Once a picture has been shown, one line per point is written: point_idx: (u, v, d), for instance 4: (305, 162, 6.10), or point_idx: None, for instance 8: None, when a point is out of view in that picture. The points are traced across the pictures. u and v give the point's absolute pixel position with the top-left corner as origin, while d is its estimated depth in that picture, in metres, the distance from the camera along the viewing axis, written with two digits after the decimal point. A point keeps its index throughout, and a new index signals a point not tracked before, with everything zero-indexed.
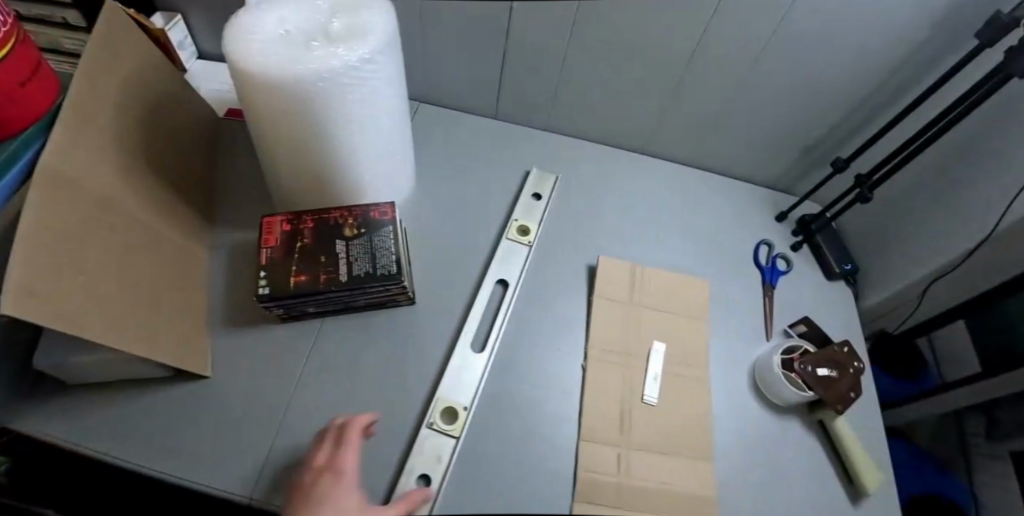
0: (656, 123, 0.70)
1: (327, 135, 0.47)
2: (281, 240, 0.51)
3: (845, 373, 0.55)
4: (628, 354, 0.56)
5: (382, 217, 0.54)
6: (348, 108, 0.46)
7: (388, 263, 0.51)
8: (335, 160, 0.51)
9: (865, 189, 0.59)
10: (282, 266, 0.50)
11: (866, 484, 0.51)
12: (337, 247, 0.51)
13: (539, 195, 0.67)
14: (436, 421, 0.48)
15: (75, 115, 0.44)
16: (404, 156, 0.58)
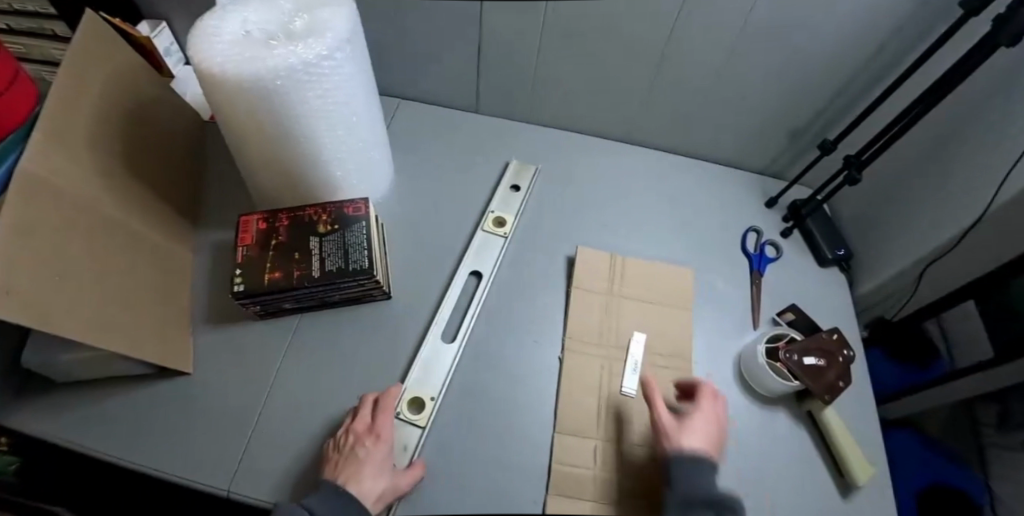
0: (639, 112, 0.69)
1: (292, 134, 0.48)
2: (256, 238, 0.52)
3: (834, 362, 0.53)
4: (607, 346, 0.55)
5: (356, 212, 0.54)
6: (310, 105, 0.46)
7: (362, 258, 0.51)
8: (304, 159, 0.51)
9: (853, 170, 0.57)
10: (257, 264, 0.51)
11: (856, 477, 0.49)
12: (311, 243, 0.52)
13: (517, 187, 0.67)
14: (402, 412, 0.49)
15: (53, 119, 0.45)
16: (377, 155, 0.59)
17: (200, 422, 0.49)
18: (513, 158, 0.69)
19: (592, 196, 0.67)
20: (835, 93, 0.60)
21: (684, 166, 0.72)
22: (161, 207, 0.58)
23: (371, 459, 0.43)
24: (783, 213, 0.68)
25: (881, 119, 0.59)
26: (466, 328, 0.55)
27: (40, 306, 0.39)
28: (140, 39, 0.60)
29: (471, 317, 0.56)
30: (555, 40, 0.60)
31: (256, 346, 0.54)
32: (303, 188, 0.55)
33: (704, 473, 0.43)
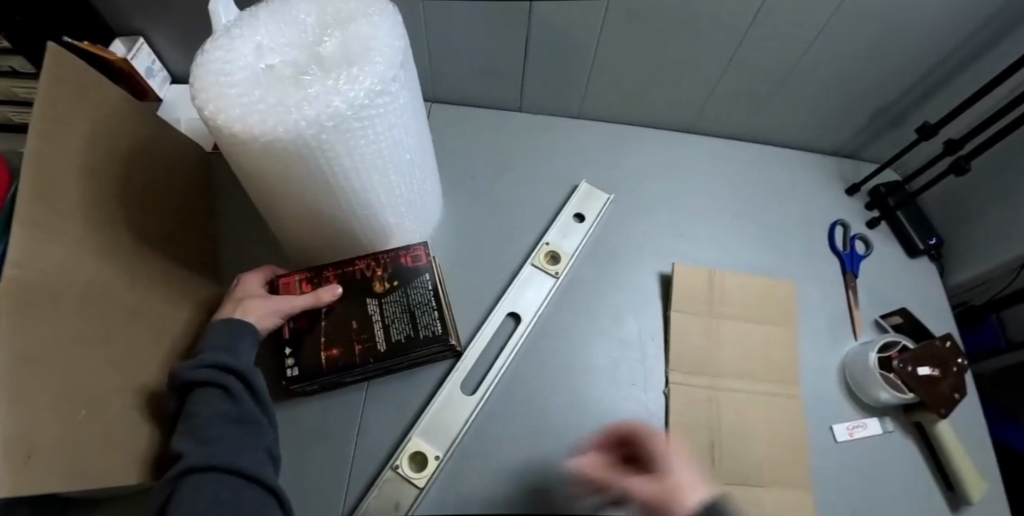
0: (704, 100, 0.60)
1: (339, 187, 0.39)
2: (304, 309, 0.45)
3: (948, 372, 0.49)
4: (714, 374, 0.50)
5: (414, 261, 0.46)
6: (360, 150, 0.37)
7: (430, 321, 0.44)
8: (352, 210, 0.42)
9: (961, 160, 0.51)
10: (307, 340, 0.44)
11: (970, 493, 0.48)
12: (366, 306, 0.44)
13: (582, 216, 0.57)
14: (402, 466, 0.44)
15: (33, 196, 0.35)
16: (429, 186, 0.50)
17: None
18: (584, 181, 0.59)
19: (663, 201, 0.60)
20: (933, 67, 0.53)
21: (756, 158, 0.65)
22: (180, 273, 0.49)
23: (241, 287, 0.45)
24: (866, 200, 0.63)
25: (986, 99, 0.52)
26: (497, 371, 0.49)
27: (65, 454, 0.32)
28: (116, 62, 0.53)
29: (555, 365, 0.50)
30: (612, 33, 0.50)
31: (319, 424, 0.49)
32: (348, 240, 0.47)
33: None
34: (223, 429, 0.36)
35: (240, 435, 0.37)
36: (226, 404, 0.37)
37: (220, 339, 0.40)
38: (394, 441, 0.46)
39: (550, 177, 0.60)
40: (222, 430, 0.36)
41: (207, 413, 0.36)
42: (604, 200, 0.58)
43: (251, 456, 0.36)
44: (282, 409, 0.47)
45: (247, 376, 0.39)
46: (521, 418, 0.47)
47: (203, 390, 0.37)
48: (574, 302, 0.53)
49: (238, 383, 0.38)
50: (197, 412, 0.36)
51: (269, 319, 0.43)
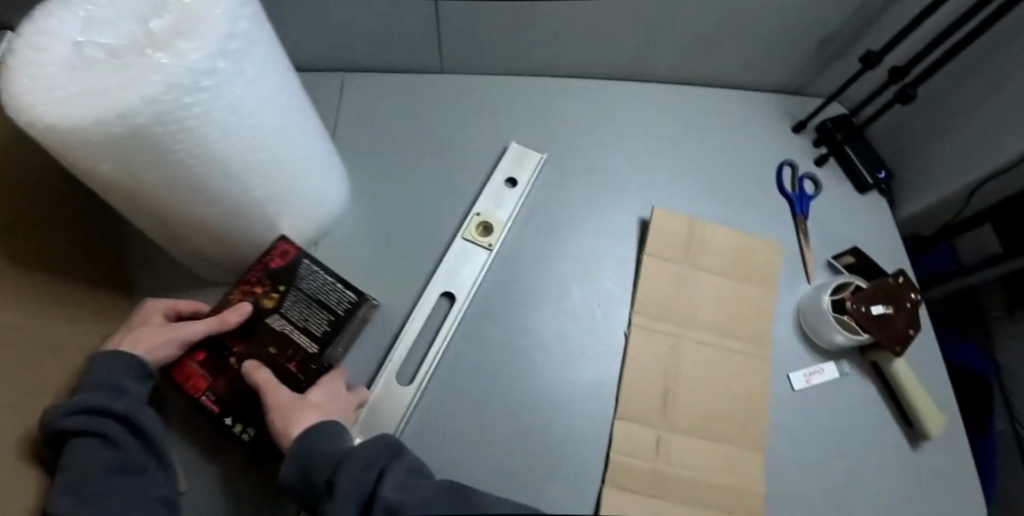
0: (640, 43, 0.55)
1: (207, 181, 0.31)
2: (208, 371, 0.36)
3: (901, 308, 0.48)
4: (679, 321, 0.48)
5: (287, 259, 0.38)
6: (226, 135, 0.29)
7: (339, 300, 0.39)
8: (231, 202, 0.35)
9: (908, 87, 0.48)
10: (233, 390, 0.36)
11: (927, 429, 0.47)
12: (269, 327, 0.37)
13: (514, 180, 0.53)
14: None
15: None
16: (323, 155, 0.42)
17: None
18: (514, 141, 0.55)
19: (602, 158, 0.56)
20: None
21: (699, 101, 0.61)
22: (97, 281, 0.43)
23: (139, 314, 0.36)
24: (814, 136, 0.59)
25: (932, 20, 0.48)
26: (433, 359, 0.45)
27: None
28: None
29: (498, 345, 0.46)
30: None
31: None
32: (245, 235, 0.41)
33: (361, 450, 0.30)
34: (104, 478, 0.31)
35: (130, 481, 0.32)
36: (111, 452, 0.32)
37: (101, 378, 0.33)
38: None
39: (478, 143, 0.55)
40: (109, 482, 0.31)
41: (86, 464, 0.31)
42: (535, 160, 0.53)
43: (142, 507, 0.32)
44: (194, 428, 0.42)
45: (131, 417, 0.33)
46: (461, 406, 0.44)
47: (78, 437, 0.31)
48: (511, 275, 0.49)
49: (121, 428, 0.33)
50: (74, 463, 0.31)
51: (164, 350, 0.35)
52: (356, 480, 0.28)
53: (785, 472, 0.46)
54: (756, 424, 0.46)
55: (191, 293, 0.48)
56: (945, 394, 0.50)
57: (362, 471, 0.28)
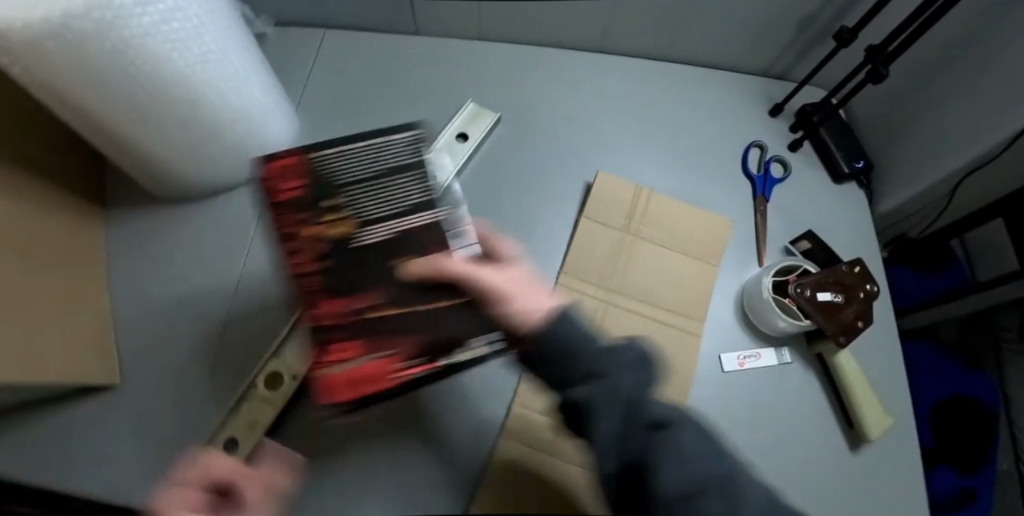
0: (610, 15, 0.55)
1: (134, 97, 0.38)
2: (355, 349, 0.27)
3: (853, 298, 0.45)
4: (608, 286, 0.47)
5: (296, 173, 0.31)
6: (139, 53, 0.35)
7: (404, 145, 0.34)
8: (158, 112, 0.40)
9: (879, 64, 0.45)
10: (401, 341, 0.27)
11: (869, 430, 0.44)
12: (366, 241, 0.30)
13: (466, 136, 0.54)
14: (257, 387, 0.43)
15: None
16: (262, 96, 0.48)
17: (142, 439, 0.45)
18: (472, 101, 0.56)
19: (564, 126, 0.57)
20: None
21: (673, 78, 0.60)
22: (76, 213, 0.49)
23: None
24: (791, 121, 0.57)
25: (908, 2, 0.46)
26: None
27: None
28: None
29: None
30: None
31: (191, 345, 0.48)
32: (183, 151, 0.46)
33: (575, 340, 0.28)
34: None
35: None
36: None
37: None
38: (257, 363, 0.46)
39: (443, 103, 0.57)
40: None
41: None
42: (490, 119, 0.55)
43: None
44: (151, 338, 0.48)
45: None
46: None
47: None
48: None
49: None
50: None
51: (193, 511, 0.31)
52: (631, 384, 0.28)
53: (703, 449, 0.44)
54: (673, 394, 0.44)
55: (163, 218, 0.54)
56: (897, 393, 0.47)
57: (633, 373, 0.28)
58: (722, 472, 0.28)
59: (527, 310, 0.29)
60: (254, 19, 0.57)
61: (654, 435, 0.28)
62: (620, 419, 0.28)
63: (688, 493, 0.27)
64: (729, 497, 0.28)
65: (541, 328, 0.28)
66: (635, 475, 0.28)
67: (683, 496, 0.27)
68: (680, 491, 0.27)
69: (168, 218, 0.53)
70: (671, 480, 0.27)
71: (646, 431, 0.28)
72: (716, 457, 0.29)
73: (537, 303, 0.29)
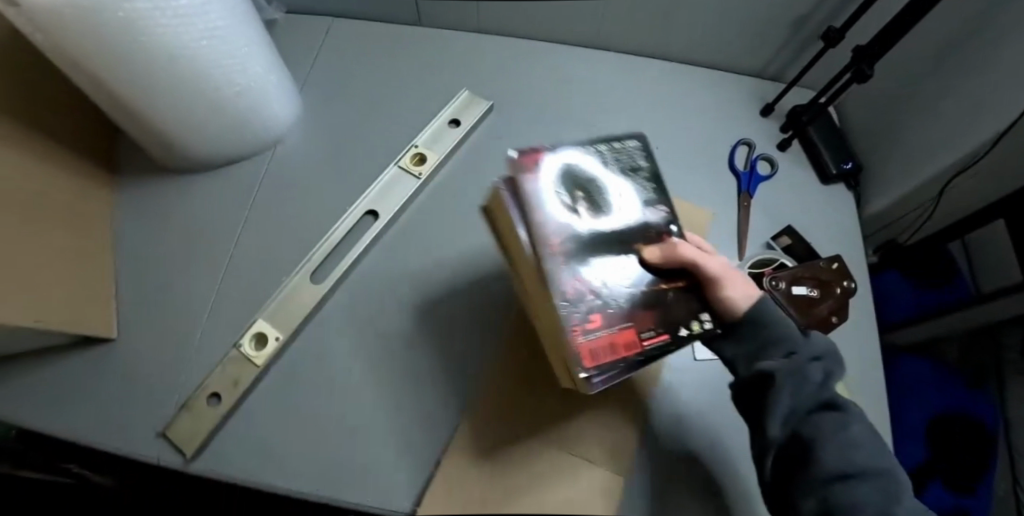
0: (604, 12, 0.57)
1: (148, 67, 0.41)
2: (610, 320, 0.28)
3: (827, 293, 0.46)
4: None
5: (545, 158, 0.31)
6: (150, 25, 0.38)
7: (629, 153, 0.36)
8: (167, 84, 0.43)
9: (863, 65, 0.46)
10: (660, 314, 0.30)
11: None
12: (608, 227, 0.31)
13: (459, 122, 0.57)
14: (243, 346, 0.47)
15: None
16: (265, 75, 0.51)
17: (132, 389, 0.47)
18: (466, 89, 0.59)
19: (555, 117, 0.58)
20: None
21: (667, 75, 0.61)
22: (81, 180, 0.53)
23: None
24: (782, 121, 0.58)
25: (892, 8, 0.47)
26: (344, 265, 0.50)
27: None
28: None
29: (410, 262, 0.51)
30: None
31: (184, 304, 0.51)
32: (189, 123, 0.49)
33: (766, 325, 0.34)
34: None
35: None
36: None
37: None
38: (245, 325, 0.49)
39: (440, 90, 0.59)
40: None
41: None
42: (483, 107, 0.57)
43: None
44: (151, 298, 0.52)
45: None
46: (363, 310, 0.49)
47: None
48: (437, 203, 0.53)
49: None
50: None
51: None
52: (814, 366, 0.35)
53: (660, 440, 0.45)
54: (629, 397, 0.45)
55: (168, 188, 0.57)
56: (869, 391, 0.47)
57: (816, 359, 0.36)
58: (880, 459, 0.36)
59: (734, 298, 0.33)
60: (265, 5, 0.60)
61: (845, 431, 0.35)
62: (819, 402, 0.36)
63: (845, 474, 0.34)
64: (886, 485, 0.35)
65: (722, 312, 0.33)
66: (800, 450, 0.36)
67: (843, 474, 0.34)
68: (840, 470, 0.34)
69: (174, 188, 0.57)
70: (837, 458, 0.34)
71: (820, 410, 0.36)
72: (878, 452, 0.36)
73: (743, 293, 0.33)
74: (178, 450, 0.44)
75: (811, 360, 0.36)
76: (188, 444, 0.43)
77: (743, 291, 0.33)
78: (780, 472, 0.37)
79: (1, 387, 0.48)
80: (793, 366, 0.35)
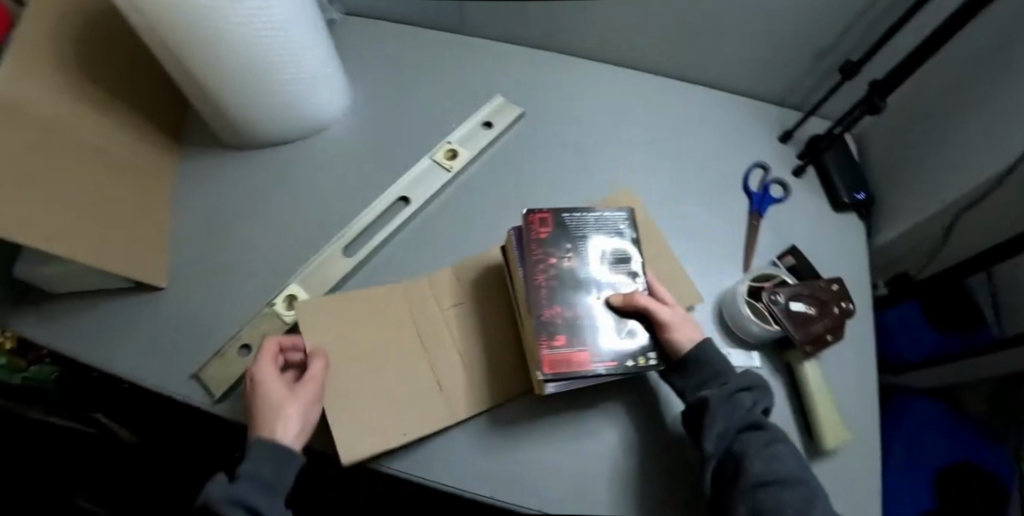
0: (634, 34, 0.61)
1: (225, 51, 0.47)
2: (569, 340, 0.41)
3: (825, 312, 0.48)
4: None
5: (550, 224, 0.45)
6: (230, 15, 0.43)
7: (616, 223, 0.47)
8: (239, 69, 0.50)
9: (874, 96, 0.49)
10: (613, 344, 0.42)
11: (823, 440, 0.45)
12: (590, 276, 0.45)
13: (491, 123, 0.61)
14: (277, 305, 0.52)
15: (20, 52, 0.49)
16: (323, 67, 0.57)
17: (172, 335, 0.53)
18: (501, 94, 0.63)
19: (579, 127, 0.62)
20: (869, 4, 0.50)
21: (691, 96, 0.65)
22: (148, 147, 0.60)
23: (265, 374, 0.42)
24: (799, 148, 0.60)
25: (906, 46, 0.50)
26: (373, 244, 0.54)
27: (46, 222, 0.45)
28: None
29: (432, 246, 0.55)
30: None
31: (227, 264, 0.57)
32: (251, 104, 0.55)
33: (707, 358, 0.44)
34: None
35: None
36: None
37: (261, 473, 0.39)
38: (279, 288, 0.54)
39: (476, 94, 0.64)
40: None
41: None
42: (515, 111, 0.61)
43: None
44: (198, 257, 0.57)
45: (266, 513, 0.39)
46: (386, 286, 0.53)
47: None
48: (464, 195, 0.58)
49: None
50: None
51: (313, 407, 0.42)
52: (740, 397, 0.43)
53: (651, 447, 0.46)
54: (620, 397, 0.48)
55: (223, 160, 0.63)
56: (861, 412, 0.48)
57: (741, 389, 0.44)
58: (803, 477, 0.40)
59: (677, 339, 0.44)
60: (328, 6, 0.66)
61: (770, 447, 0.41)
62: (746, 423, 0.42)
63: (769, 481, 0.39)
64: (806, 492, 0.39)
65: (671, 348, 0.44)
66: (731, 465, 0.40)
67: (767, 481, 0.39)
68: (763, 476, 0.39)
69: (228, 161, 0.63)
70: (761, 467, 0.39)
71: (747, 430, 0.42)
72: (801, 466, 0.41)
73: (690, 336, 0.45)
74: (208, 392, 0.49)
75: (740, 392, 0.44)
76: (217, 387, 0.48)
77: (687, 331, 0.45)
78: (715, 485, 0.41)
79: (63, 319, 0.55)
80: (724, 389, 0.43)
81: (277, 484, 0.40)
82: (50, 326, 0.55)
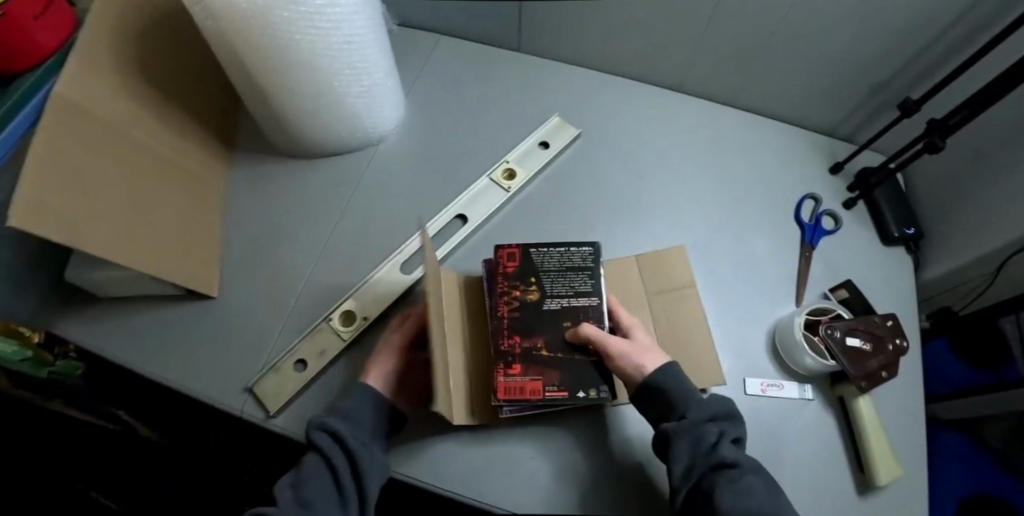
0: (690, 60, 0.61)
1: (296, 61, 0.47)
2: (518, 370, 0.41)
3: (880, 348, 0.48)
4: (641, 290, 0.52)
5: (517, 259, 0.45)
6: (307, 24, 0.43)
7: (581, 256, 0.45)
8: (306, 79, 0.49)
9: (936, 136, 0.49)
10: (567, 373, 0.42)
11: (876, 476, 0.46)
12: (551, 308, 0.43)
13: (547, 143, 0.62)
14: (333, 321, 0.52)
15: (85, 50, 0.47)
16: (385, 80, 0.56)
17: (224, 345, 0.53)
18: (557, 114, 0.64)
19: (632, 149, 0.62)
20: (933, 42, 0.51)
21: (742, 123, 0.65)
22: (201, 152, 0.60)
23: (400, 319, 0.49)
24: (849, 181, 0.61)
25: (966, 89, 0.51)
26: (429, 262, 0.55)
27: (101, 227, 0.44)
28: None
29: None
30: None
31: (279, 274, 0.57)
32: (312, 114, 0.55)
33: (676, 382, 0.42)
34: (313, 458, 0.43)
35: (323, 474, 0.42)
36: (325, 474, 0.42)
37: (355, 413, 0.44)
38: (335, 301, 0.55)
39: (530, 112, 0.64)
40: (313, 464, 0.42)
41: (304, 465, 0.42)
42: (571, 131, 0.62)
43: (321, 485, 0.41)
44: (250, 265, 0.57)
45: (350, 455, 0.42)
46: None
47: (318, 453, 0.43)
48: (520, 215, 0.58)
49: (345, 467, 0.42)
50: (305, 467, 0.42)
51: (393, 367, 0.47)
52: (700, 426, 0.41)
53: None
54: None
55: (275, 167, 0.63)
56: (911, 448, 0.49)
57: (705, 420, 0.41)
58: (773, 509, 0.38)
59: (628, 368, 0.42)
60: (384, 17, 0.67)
61: (739, 480, 0.38)
62: (712, 457, 0.40)
63: None
64: None
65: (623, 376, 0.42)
66: (702, 501, 0.38)
67: None
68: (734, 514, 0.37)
69: (280, 169, 0.63)
70: (732, 503, 0.37)
71: (713, 467, 0.39)
72: (771, 498, 0.38)
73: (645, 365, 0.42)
74: (262, 406, 0.49)
75: (704, 421, 0.41)
76: (272, 403, 0.48)
77: (638, 358, 0.42)
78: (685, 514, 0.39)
79: (112, 323, 0.55)
80: (687, 420, 0.41)
81: (369, 424, 0.44)
82: (103, 330, 0.54)
